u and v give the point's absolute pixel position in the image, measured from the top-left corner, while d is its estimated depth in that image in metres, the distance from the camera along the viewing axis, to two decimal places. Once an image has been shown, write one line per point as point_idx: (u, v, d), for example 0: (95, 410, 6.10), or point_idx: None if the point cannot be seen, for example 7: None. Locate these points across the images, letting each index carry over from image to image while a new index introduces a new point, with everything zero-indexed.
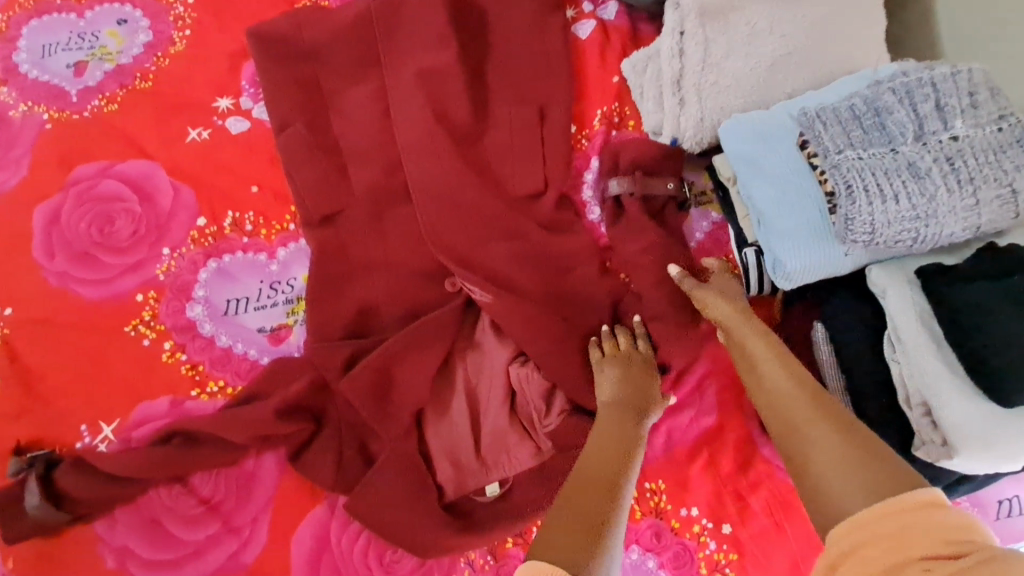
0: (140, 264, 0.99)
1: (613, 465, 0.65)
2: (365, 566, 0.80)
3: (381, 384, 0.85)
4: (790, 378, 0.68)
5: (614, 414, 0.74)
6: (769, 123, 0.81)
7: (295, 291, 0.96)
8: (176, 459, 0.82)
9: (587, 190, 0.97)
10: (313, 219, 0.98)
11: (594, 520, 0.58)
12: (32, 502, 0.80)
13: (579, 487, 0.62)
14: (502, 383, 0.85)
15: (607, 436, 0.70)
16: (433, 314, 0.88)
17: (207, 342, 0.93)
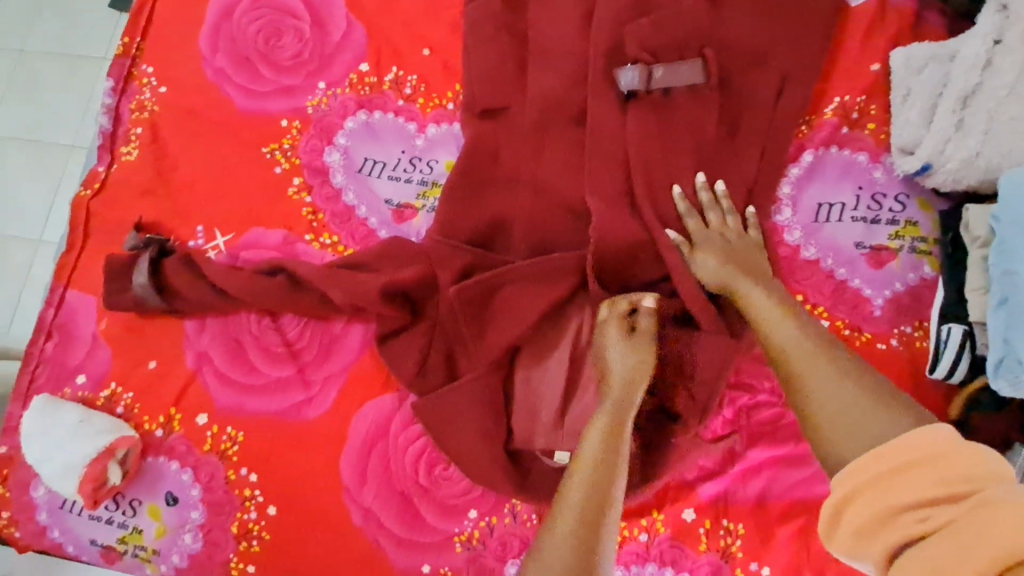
0: (293, 90, 0.94)
1: (609, 453, 0.60)
2: (414, 469, 0.78)
3: (489, 305, 0.79)
4: (851, 383, 0.55)
5: (620, 387, 0.66)
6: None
7: (433, 175, 0.89)
8: (273, 294, 0.81)
9: (786, 186, 0.82)
10: (476, 106, 0.89)
11: (592, 534, 0.54)
12: (140, 281, 0.82)
13: (576, 486, 0.57)
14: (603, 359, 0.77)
15: (608, 418, 0.63)
16: (553, 258, 0.80)
17: (334, 194, 0.89)
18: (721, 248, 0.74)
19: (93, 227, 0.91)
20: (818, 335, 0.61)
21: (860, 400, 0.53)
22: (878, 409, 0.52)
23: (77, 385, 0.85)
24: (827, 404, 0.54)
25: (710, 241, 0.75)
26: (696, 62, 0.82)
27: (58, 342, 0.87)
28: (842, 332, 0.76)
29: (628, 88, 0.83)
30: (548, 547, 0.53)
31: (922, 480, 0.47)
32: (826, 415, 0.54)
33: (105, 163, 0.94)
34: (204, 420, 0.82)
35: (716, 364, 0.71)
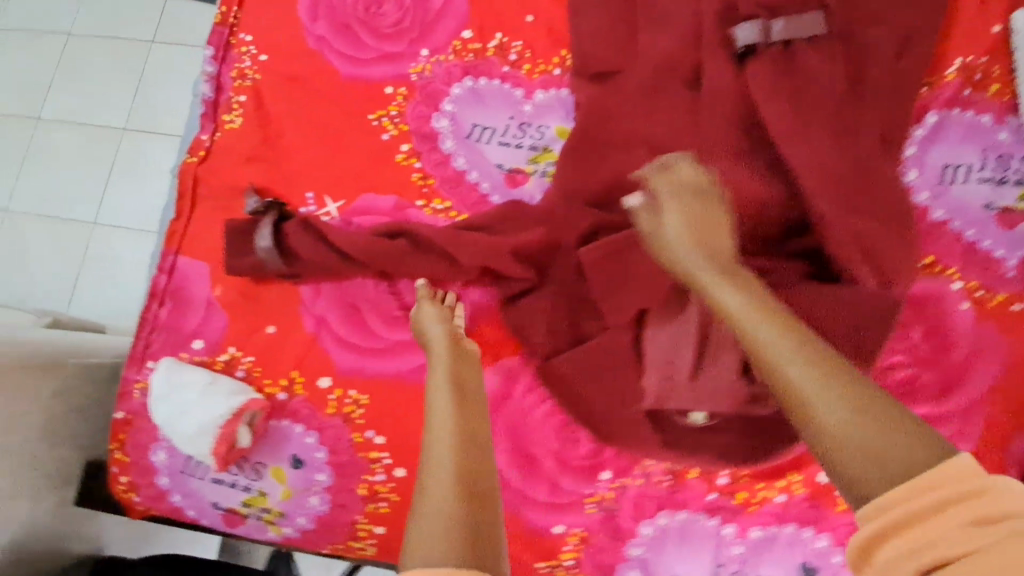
0: (396, 57, 0.94)
1: (462, 424, 0.62)
2: (543, 431, 0.79)
3: (616, 269, 0.78)
4: (840, 389, 0.50)
5: (439, 372, 0.68)
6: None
7: (544, 140, 0.88)
8: (391, 256, 0.81)
9: (912, 147, 0.81)
10: (588, 71, 0.88)
11: (470, 528, 0.52)
12: (263, 243, 0.82)
13: (441, 477, 0.57)
14: (735, 322, 0.76)
15: (443, 379, 0.68)
16: (675, 220, 0.78)
17: (444, 159, 0.89)
18: (681, 207, 0.79)
19: (201, 195, 0.91)
20: (799, 334, 0.57)
21: (845, 402, 0.50)
22: (893, 436, 0.46)
23: (194, 350, 0.86)
24: (831, 420, 0.49)
25: (659, 221, 0.79)
26: (817, 14, 0.82)
27: (171, 309, 0.88)
28: (975, 293, 0.76)
29: (750, 40, 0.82)
30: (432, 540, 0.51)
31: (950, 526, 0.41)
32: (837, 432, 0.48)
33: (208, 131, 0.93)
34: (327, 384, 0.82)
35: (876, 317, 0.73)
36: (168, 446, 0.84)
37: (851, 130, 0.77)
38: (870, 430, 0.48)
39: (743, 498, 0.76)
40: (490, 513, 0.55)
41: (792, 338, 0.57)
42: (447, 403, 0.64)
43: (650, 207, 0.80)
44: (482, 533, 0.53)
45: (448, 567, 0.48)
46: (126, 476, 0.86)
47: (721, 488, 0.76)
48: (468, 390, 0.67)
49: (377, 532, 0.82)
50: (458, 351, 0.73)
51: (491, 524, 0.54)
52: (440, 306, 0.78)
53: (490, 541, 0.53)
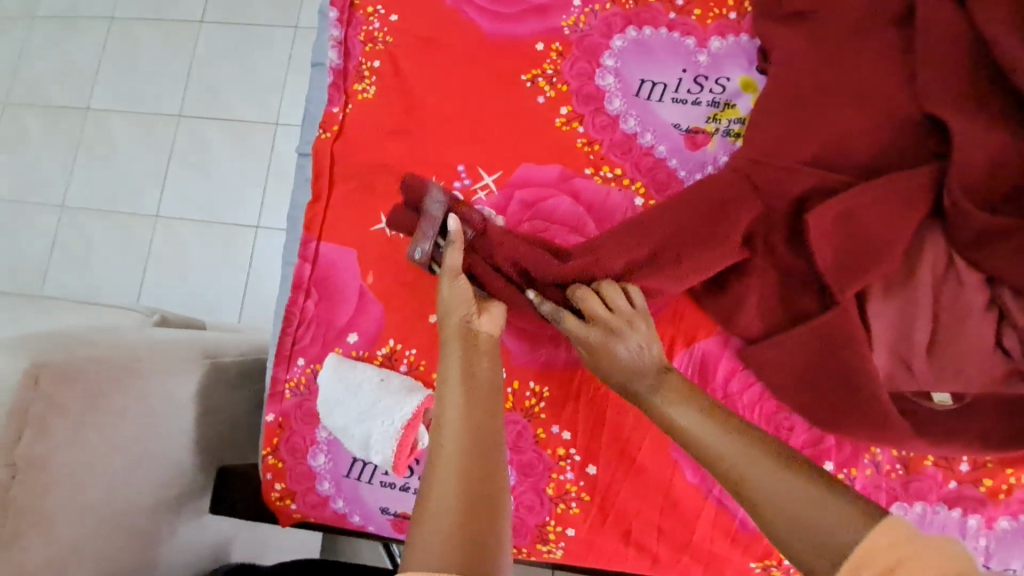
0: (546, 9, 0.83)
1: (475, 428, 0.53)
2: (752, 418, 0.70)
3: (842, 248, 0.66)
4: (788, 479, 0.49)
5: (454, 377, 0.57)
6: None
7: (725, 94, 0.78)
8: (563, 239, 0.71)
9: None
10: (775, 13, 0.78)
11: (480, 499, 0.49)
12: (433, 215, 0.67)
13: (443, 474, 0.50)
14: (974, 293, 0.66)
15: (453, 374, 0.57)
16: (909, 174, 0.68)
17: (611, 121, 0.79)
18: (602, 329, 0.63)
19: (337, 174, 0.83)
20: (719, 418, 0.55)
21: (819, 508, 0.46)
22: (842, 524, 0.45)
23: (349, 344, 0.78)
24: (785, 514, 0.47)
25: (609, 333, 0.63)
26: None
27: (318, 301, 0.80)
28: None
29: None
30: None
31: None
32: (770, 507, 0.49)
33: (340, 103, 0.85)
34: (504, 374, 0.74)
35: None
36: (328, 448, 0.78)
37: None
38: (785, 497, 0.48)
39: (991, 485, 0.66)
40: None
41: (710, 427, 0.55)
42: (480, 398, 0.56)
43: (589, 322, 0.64)
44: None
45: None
46: (281, 483, 0.79)
47: (964, 476, 0.66)
48: (478, 382, 0.57)
49: (568, 534, 0.72)
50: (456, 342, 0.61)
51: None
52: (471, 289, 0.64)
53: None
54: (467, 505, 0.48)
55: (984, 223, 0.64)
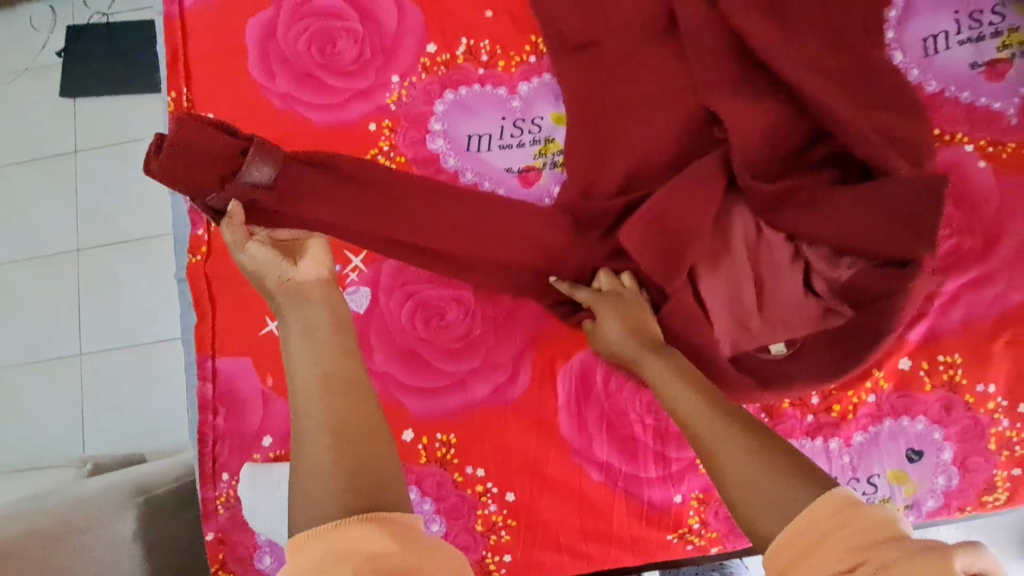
0: (369, 91, 0.91)
1: (330, 385, 0.58)
2: (636, 408, 0.79)
3: (665, 244, 0.76)
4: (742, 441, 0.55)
5: (298, 337, 0.62)
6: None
7: (543, 132, 0.88)
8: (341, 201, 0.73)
9: (891, 30, 0.83)
10: (564, 49, 0.87)
11: (358, 441, 0.55)
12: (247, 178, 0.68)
13: (312, 439, 0.55)
14: (782, 251, 0.77)
15: (295, 334, 0.62)
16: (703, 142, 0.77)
17: (451, 178, 0.86)
18: (617, 307, 0.75)
19: (216, 290, 0.88)
20: (699, 389, 0.63)
21: (765, 469, 0.52)
22: (783, 484, 0.51)
23: (266, 447, 0.83)
24: (737, 472, 0.54)
25: (622, 315, 0.74)
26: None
27: (227, 415, 0.85)
28: (987, 150, 0.79)
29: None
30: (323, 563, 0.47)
31: (826, 553, 0.45)
32: (733, 475, 0.54)
33: (202, 224, 0.90)
34: (411, 434, 0.80)
35: (917, 195, 0.68)
36: (271, 549, 0.81)
37: (820, 51, 0.78)
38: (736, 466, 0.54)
39: (839, 409, 0.76)
40: (384, 532, 0.49)
41: (695, 390, 0.62)
42: (332, 346, 0.61)
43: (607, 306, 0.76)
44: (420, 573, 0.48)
45: (335, 525, 0.49)
46: None
47: (816, 408, 0.77)
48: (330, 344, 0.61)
49: (506, 560, 0.78)
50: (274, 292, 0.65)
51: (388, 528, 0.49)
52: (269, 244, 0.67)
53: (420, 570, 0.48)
54: (339, 449, 0.55)
55: (768, 194, 0.76)
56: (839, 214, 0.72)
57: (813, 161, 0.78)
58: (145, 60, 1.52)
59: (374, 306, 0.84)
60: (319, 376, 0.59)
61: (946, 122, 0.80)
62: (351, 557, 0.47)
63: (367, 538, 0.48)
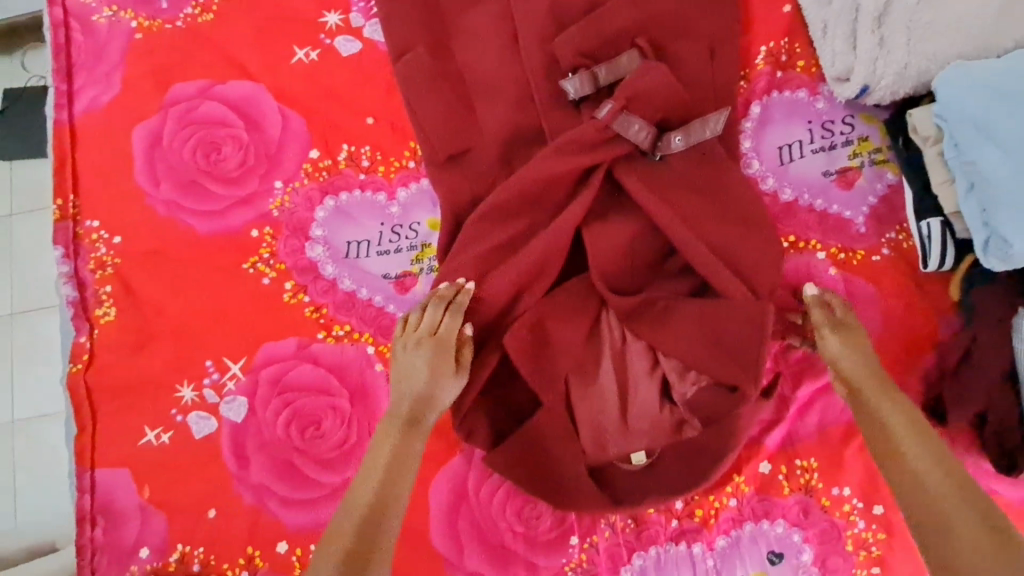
0: (251, 197, 0.93)
1: (370, 527, 0.69)
2: (505, 515, 0.80)
3: (541, 352, 0.78)
4: (941, 470, 0.68)
5: (376, 468, 0.72)
6: (1001, 76, 0.69)
7: (419, 237, 0.90)
8: (521, 202, 0.82)
9: (747, 140, 0.88)
10: (438, 158, 0.89)
11: (356, 559, 0.67)
12: (630, 136, 0.81)
13: (333, 552, 0.67)
14: (641, 358, 0.78)
15: (381, 465, 0.72)
16: (560, 224, 0.80)
17: (330, 285, 0.88)
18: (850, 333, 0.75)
19: (98, 399, 0.88)
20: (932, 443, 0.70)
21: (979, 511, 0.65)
22: (974, 534, 0.64)
23: (142, 560, 0.83)
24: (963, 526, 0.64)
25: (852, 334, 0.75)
26: (632, 51, 0.86)
27: (105, 528, 0.85)
28: (838, 256, 0.83)
29: (630, 63, 0.86)
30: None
31: None
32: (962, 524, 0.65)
33: (84, 332, 0.90)
34: (286, 546, 0.81)
35: (748, 322, 0.74)
36: None
37: (673, 168, 0.82)
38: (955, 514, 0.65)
39: (702, 514, 0.79)
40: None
41: (912, 425, 0.71)
42: (409, 423, 0.74)
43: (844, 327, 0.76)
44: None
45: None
46: None
47: (680, 513, 0.79)
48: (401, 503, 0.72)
49: None
50: (393, 425, 0.75)
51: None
52: (438, 302, 0.77)
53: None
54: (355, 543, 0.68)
55: (624, 306, 0.78)
56: (687, 335, 0.76)
57: (671, 275, 0.81)
58: (20, 117, 1.36)
59: (251, 416, 0.85)
60: (381, 478, 0.71)
61: (799, 229, 0.85)
62: None
63: None
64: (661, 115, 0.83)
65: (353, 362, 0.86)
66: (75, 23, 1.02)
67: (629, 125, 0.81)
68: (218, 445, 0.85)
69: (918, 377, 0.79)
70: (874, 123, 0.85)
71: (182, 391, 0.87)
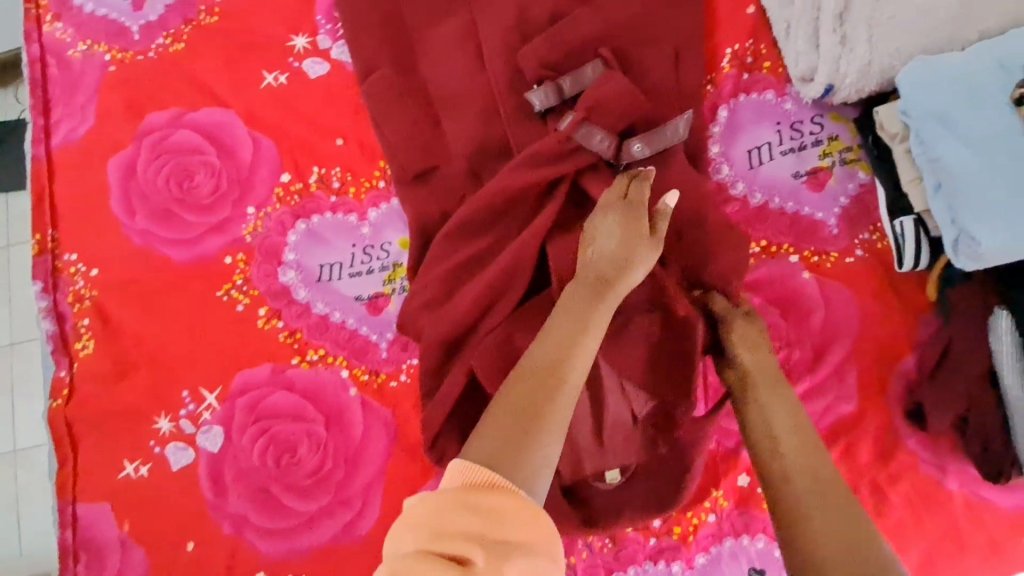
0: (223, 224, 0.93)
1: (544, 395, 0.57)
2: None
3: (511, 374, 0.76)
4: (800, 449, 0.62)
5: (562, 326, 0.63)
6: (963, 72, 0.67)
7: (391, 257, 0.89)
8: (486, 220, 0.82)
9: (715, 145, 0.87)
10: (406, 176, 0.89)
11: (521, 440, 0.53)
12: (593, 147, 0.80)
13: (493, 432, 0.54)
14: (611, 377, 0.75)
15: (560, 330, 0.62)
16: (524, 240, 0.79)
17: (303, 309, 0.88)
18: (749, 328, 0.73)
19: (78, 432, 0.89)
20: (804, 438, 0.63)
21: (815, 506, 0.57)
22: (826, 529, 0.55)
23: None
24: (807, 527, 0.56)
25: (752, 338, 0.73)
26: (596, 61, 0.85)
27: (85, 564, 0.84)
28: (811, 260, 0.82)
29: (594, 71, 0.85)
30: (431, 515, 0.48)
31: None
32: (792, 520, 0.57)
33: (64, 366, 0.91)
34: None
35: (705, 345, 0.73)
36: None
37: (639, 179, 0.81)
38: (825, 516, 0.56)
39: (680, 531, 0.77)
40: (518, 523, 0.48)
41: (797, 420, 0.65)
42: (579, 304, 0.65)
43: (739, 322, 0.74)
44: (514, 551, 0.47)
45: (486, 474, 0.51)
46: None
47: (659, 530, 0.77)
48: (577, 375, 0.60)
49: None
50: (584, 286, 0.67)
51: (515, 499, 0.49)
52: (624, 181, 0.74)
53: (517, 547, 0.47)
54: (508, 412, 0.56)
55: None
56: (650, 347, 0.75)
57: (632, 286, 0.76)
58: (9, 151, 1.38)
59: (227, 444, 0.85)
60: (557, 343, 0.61)
61: (770, 234, 0.83)
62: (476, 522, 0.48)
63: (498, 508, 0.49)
64: (625, 122, 0.82)
65: (326, 387, 0.85)
66: (51, 58, 1.03)
67: (589, 133, 0.80)
68: (195, 476, 0.85)
69: (895, 380, 0.78)
70: (843, 122, 0.84)
71: (160, 423, 0.87)
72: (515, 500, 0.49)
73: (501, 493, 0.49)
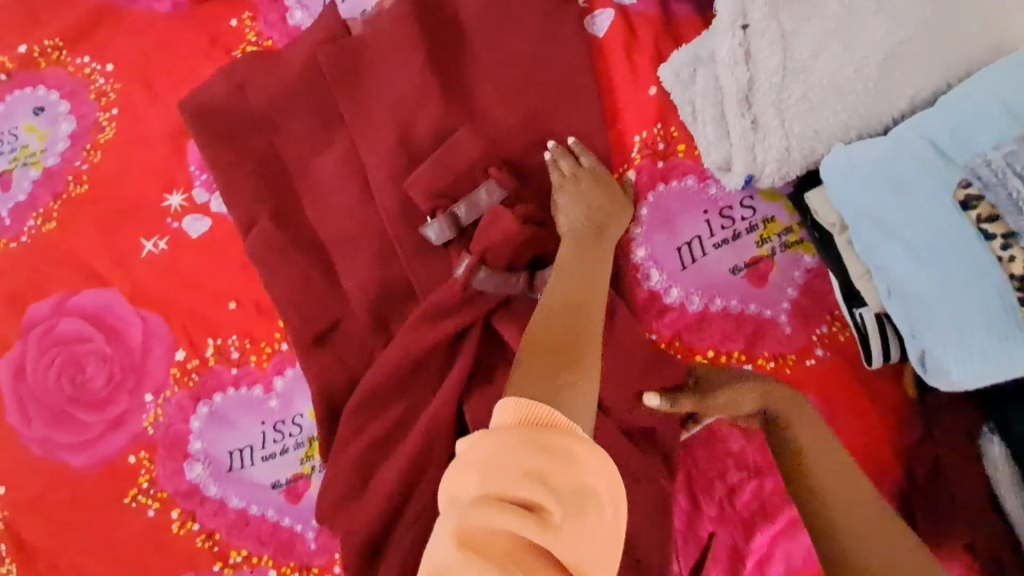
0: (123, 419, 0.85)
1: (572, 325, 0.59)
2: None
3: None
4: (846, 482, 0.59)
5: (570, 277, 0.65)
6: (891, 166, 0.57)
7: (304, 431, 0.80)
8: (395, 387, 0.73)
9: (640, 248, 0.76)
10: (304, 340, 0.77)
11: (560, 373, 0.53)
12: (498, 289, 0.72)
13: (531, 375, 0.53)
14: None
15: (570, 273, 0.65)
16: (436, 407, 0.70)
17: (218, 506, 0.79)
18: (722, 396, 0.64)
19: None
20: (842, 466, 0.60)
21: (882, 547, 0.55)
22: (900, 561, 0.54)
23: None
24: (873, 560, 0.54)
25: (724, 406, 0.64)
26: (489, 184, 0.76)
27: None
28: (767, 366, 0.71)
29: (478, 203, 0.76)
30: (495, 460, 0.45)
31: None
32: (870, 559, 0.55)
33: None
34: None
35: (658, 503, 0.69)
36: None
37: None
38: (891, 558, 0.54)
39: None
40: (589, 466, 0.46)
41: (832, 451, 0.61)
42: (580, 258, 0.67)
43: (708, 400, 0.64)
44: (589, 498, 0.46)
45: (547, 410, 0.48)
46: None
47: None
48: (596, 327, 0.60)
49: None
50: (580, 238, 0.70)
51: (580, 441, 0.47)
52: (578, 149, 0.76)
53: (591, 490, 0.46)
54: (534, 357, 0.55)
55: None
56: None
57: None
58: None
59: None
60: (571, 291, 0.63)
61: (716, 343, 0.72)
62: (540, 464, 0.45)
63: (563, 444, 0.46)
64: (533, 251, 0.74)
65: None
66: None
67: (494, 277, 0.72)
68: None
69: (885, 498, 0.66)
70: (777, 203, 0.74)
71: None
72: (582, 447, 0.47)
73: (568, 431, 0.47)
